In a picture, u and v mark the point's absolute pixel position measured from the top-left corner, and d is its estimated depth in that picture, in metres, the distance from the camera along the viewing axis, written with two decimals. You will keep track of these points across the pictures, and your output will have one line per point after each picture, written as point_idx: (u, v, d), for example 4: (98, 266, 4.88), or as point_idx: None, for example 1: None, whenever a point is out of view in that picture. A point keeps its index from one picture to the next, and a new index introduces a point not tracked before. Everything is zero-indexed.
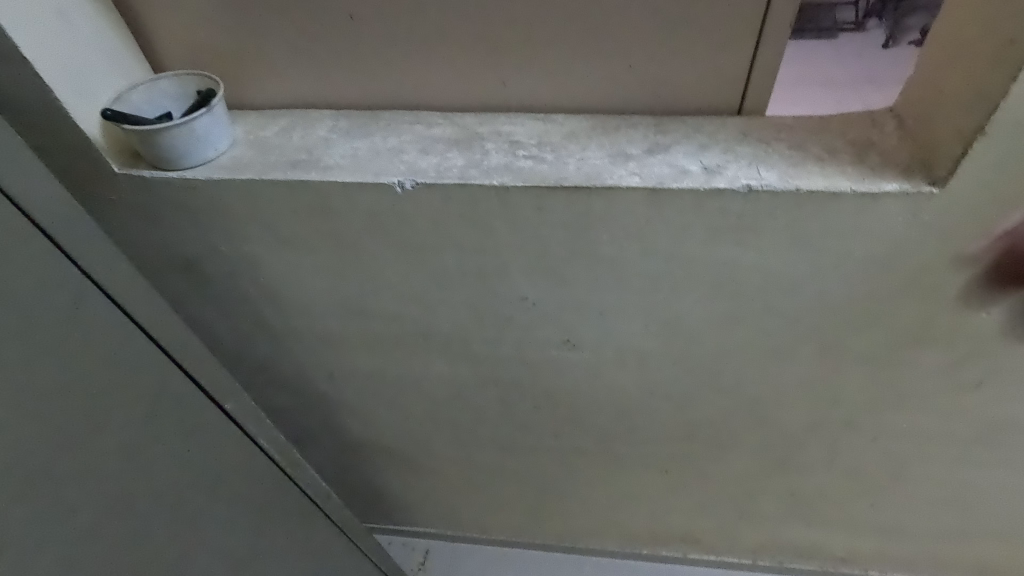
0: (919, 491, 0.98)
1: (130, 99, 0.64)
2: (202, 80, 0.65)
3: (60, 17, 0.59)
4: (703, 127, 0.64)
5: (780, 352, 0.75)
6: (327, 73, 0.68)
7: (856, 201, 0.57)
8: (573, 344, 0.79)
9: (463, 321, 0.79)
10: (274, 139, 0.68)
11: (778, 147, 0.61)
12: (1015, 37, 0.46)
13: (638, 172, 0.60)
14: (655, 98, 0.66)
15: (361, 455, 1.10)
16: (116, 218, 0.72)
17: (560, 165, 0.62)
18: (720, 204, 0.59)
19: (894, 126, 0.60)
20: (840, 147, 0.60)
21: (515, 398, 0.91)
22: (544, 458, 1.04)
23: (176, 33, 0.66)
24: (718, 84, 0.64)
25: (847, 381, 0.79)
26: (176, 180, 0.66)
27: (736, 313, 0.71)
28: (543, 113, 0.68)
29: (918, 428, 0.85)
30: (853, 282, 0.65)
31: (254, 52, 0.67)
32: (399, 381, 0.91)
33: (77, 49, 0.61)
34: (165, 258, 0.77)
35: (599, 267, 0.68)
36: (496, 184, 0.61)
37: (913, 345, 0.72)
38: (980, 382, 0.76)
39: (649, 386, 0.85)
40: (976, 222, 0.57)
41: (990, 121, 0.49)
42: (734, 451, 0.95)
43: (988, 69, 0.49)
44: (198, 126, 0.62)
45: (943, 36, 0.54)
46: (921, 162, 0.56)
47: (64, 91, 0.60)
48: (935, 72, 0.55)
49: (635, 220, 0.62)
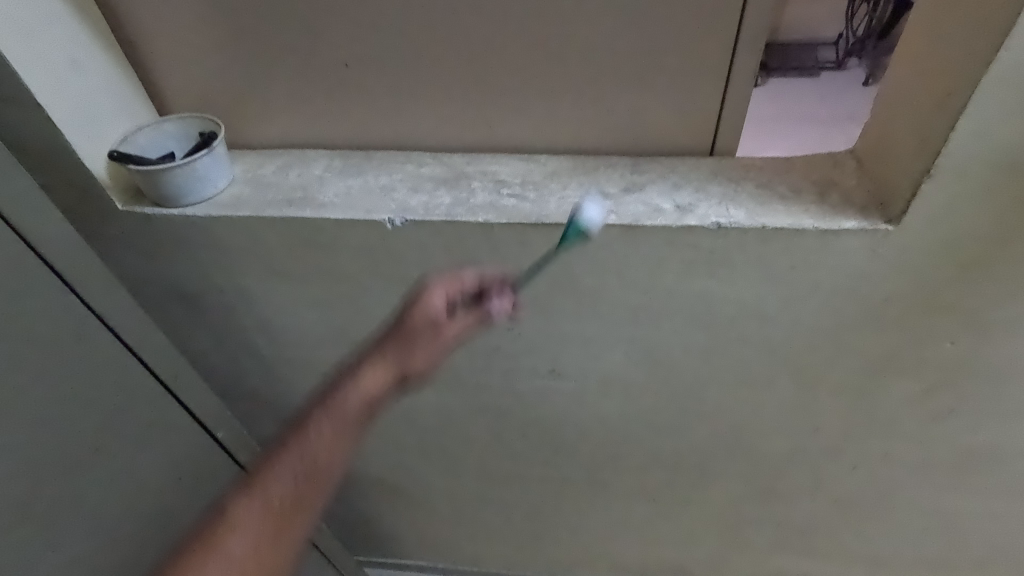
0: (904, 520, 1.00)
1: (136, 141, 0.68)
2: (204, 122, 0.69)
3: (73, 64, 0.64)
4: (676, 168, 0.68)
5: (758, 380, 0.78)
6: (324, 116, 0.72)
7: (819, 237, 0.60)
8: (558, 373, 0.82)
9: (451, 352, 0.81)
10: (271, 178, 0.72)
11: (746, 187, 0.64)
12: (951, 92, 0.50)
13: (614, 210, 0.64)
14: (632, 140, 0.70)
15: (351, 485, 1.10)
16: (117, 253, 0.75)
17: (542, 204, 0.65)
18: (692, 240, 0.62)
19: (853, 168, 0.64)
20: (803, 187, 0.63)
21: (503, 427, 0.93)
22: (533, 488, 1.04)
23: (180, 79, 0.70)
24: (690, 127, 0.68)
25: (824, 410, 0.81)
26: (176, 216, 0.69)
27: (714, 343, 0.74)
28: (526, 154, 0.72)
29: (896, 455, 0.87)
30: (823, 313, 0.68)
31: (254, 97, 0.71)
32: (389, 411, 0.93)
33: (87, 94, 0.65)
34: (163, 290, 0.79)
35: (581, 299, 0.71)
36: (481, 221, 0.65)
37: (884, 374, 0.75)
38: (951, 409, 0.79)
39: (633, 414, 0.87)
40: (932, 258, 0.61)
41: (934, 166, 0.54)
42: (719, 480, 0.97)
43: (929, 119, 0.53)
44: (198, 166, 0.66)
45: (892, 87, 0.59)
46: (877, 201, 0.60)
47: (73, 134, 0.64)
48: (886, 120, 0.60)
49: (613, 255, 0.65)
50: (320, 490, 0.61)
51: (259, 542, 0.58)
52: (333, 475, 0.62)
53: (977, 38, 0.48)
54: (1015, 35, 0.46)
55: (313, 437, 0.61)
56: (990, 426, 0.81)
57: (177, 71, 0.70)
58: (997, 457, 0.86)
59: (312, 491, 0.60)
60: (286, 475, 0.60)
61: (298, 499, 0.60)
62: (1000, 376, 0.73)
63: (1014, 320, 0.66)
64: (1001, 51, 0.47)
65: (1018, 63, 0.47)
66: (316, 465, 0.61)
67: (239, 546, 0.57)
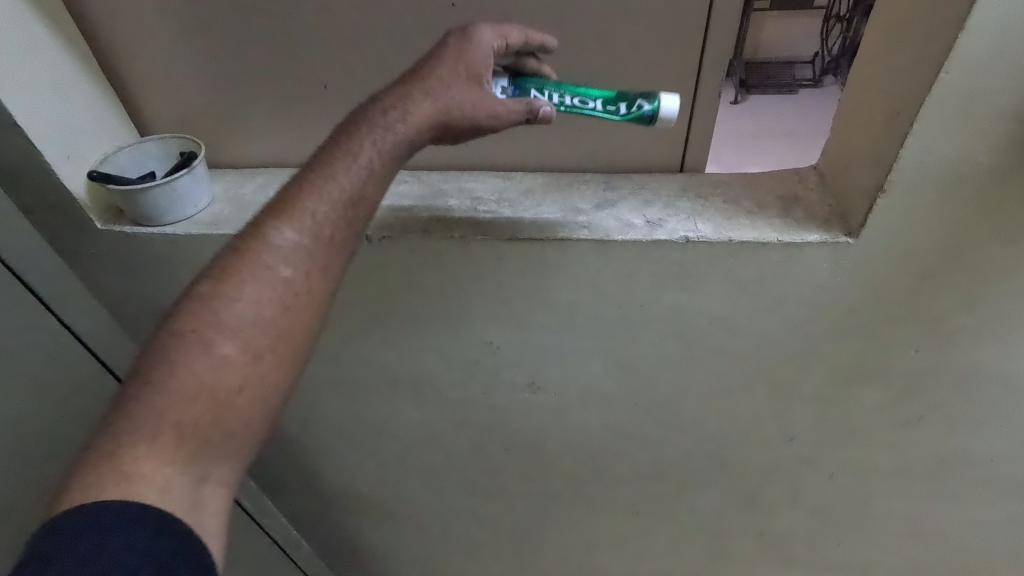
0: (881, 527, 1.01)
1: (116, 161, 0.69)
2: (184, 142, 0.71)
3: (53, 86, 0.64)
4: (647, 184, 0.70)
5: (733, 391, 0.80)
6: (304, 136, 0.74)
7: (783, 250, 0.62)
8: (537, 386, 0.83)
9: (431, 366, 0.82)
10: (251, 197, 0.73)
11: (714, 202, 0.67)
12: (900, 111, 0.53)
13: (587, 225, 0.65)
14: (604, 157, 0.72)
15: (333, 502, 1.10)
16: (96, 271, 0.75)
17: (517, 220, 0.67)
18: (662, 254, 0.64)
19: (816, 183, 0.67)
20: (769, 202, 0.66)
21: (484, 441, 0.93)
22: (516, 502, 1.05)
23: (161, 100, 0.72)
24: (660, 145, 0.71)
25: (799, 419, 0.83)
26: (155, 235, 0.70)
27: (688, 354, 0.75)
28: (503, 172, 0.74)
29: (870, 463, 0.89)
30: (791, 324, 0.70)
31: (235, 118, 0.72)
32: (370, 427, 0.93)
33: (67, 115, 0.66)
34: (142, 308, 0.80)
35: (557, 312, 0.72)
36: (457, 237, 0.66)
37: (854, 382, 0.76)
38: (920, 417, 0.81)
39: (612, 426, 0.88)
40: (892, 268, 0.63)
41: (888, 181, 0.56)
42: (700, 491, 0.98)
43: (882, 137, 0.56)
44: (179, 185, 0.67)
45: (848, 107, 0.61)
46: (838, 215, 0.63)
47: (53, 155, 0.65)
48: (844, 138, 0.62)
49: (586, 269, 0.67)
50: (300, 338, 0.53)
51: (242, 363, 0.51)
52: (333, 272, 0.55)
53: (920, 61, 0.51)
54: (954, 58, 0.48)
55: (319, 211, 0.54)
56: (957, 433, 0.83)
57: (158, 92, 0.71)
58: (966, 463, 0.88)
59: (310, 288, 0.54)
60: (284, 264, 0.53)
61: (292, 325, 0.53)
62: (963, 383, 0.76)
63: (973, 328, 0.69)
64: (942, 73, 0.49)
65: (959, 84, 0.50)
66: (318, 253, 0.54)
67: (232, 340, 0.51)
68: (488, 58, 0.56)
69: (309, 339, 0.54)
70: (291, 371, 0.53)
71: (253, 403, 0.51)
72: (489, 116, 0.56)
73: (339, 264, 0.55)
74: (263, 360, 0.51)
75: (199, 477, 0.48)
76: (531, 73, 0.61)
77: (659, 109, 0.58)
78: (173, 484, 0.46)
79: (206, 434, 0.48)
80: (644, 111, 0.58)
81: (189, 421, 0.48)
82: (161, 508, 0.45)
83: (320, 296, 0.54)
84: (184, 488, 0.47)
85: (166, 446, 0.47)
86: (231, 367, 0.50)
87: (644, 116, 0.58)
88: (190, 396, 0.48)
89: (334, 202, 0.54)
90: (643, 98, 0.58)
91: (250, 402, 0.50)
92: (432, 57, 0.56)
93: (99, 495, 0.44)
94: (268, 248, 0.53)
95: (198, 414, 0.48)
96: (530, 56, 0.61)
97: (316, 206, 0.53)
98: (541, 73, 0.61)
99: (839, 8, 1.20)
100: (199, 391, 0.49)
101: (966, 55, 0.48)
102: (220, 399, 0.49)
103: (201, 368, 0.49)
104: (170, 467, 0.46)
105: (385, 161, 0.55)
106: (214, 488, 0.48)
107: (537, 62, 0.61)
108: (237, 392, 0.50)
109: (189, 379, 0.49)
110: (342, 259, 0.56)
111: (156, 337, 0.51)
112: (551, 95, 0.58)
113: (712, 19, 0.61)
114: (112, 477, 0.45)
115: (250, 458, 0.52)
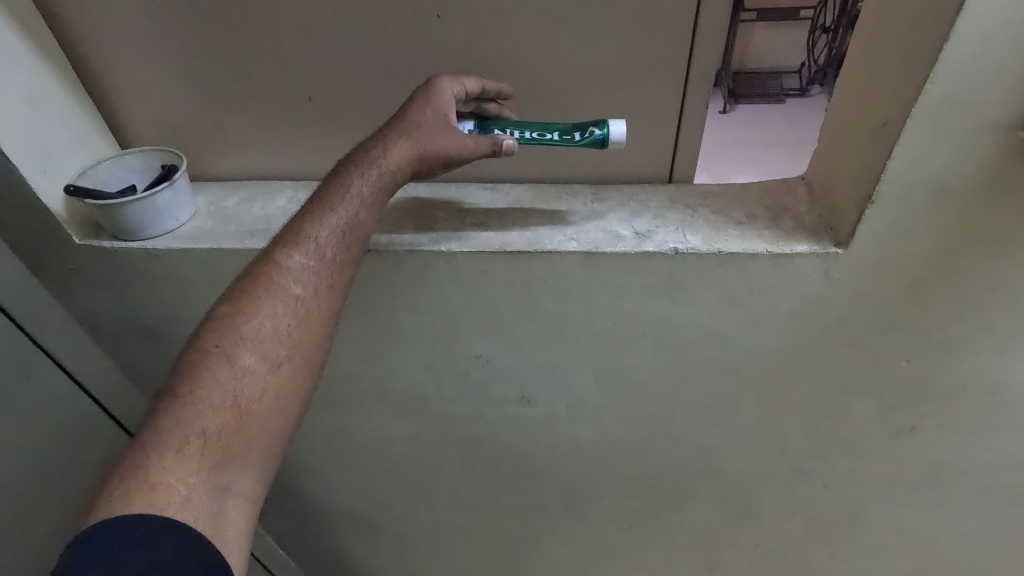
0: (876, 538, 1.00)
1: (95, 174, 0.67)
2: (166, 155, 0.69)
3: (30, 99, 0.63)
4: (636, 196, 0.70)
5: (725, 403, 0.79)
6: (289, 148, 0.73)
7: (773, 261, 0.62)
8: (528, 400, 0.82)
9: (419, 380, 0.80)
10: (234, 210, 0.71)
11: (703, 213, 0.66)
12: (886, 121, 0.53)
13: (575, 238, 0.65)
14: (593, 168, 0.72)
15: (321, 520, 1.07)
16: (74, 287, 0.73)
17: (504, 232, 0.66)
18: (651, 266, 0.64)
19: (804, 194, 0.67)
20: (758, 213, 0.65)
21: (475, 455, 0.92)
22: (508, 517, 1.03)
23: (143, 112, 0.71)
24: (648, 156, 0.70)
25: (792, 430, 0.82)
26: (135, 250, 0.68)
27: (679, 366, 0.74)
28: (491, 184, 0.73)
29: (863, 473, 0.88)
30: (782, 335, 0.69)
31: (218, 130, 0.71)
32: (359, 443, 0.91)
33: (44, 128, 0.64)
34: (122, 325, 0.78)
35: (546, 325, 0.71)
36: (444, 250, 0.65)
37: (845, 393, 0.76)
38: (913, 426, 0.80)
39: (604, 440, 0.87)
40: (882, 279, 0.62)
41: (875, 192, 0.56)
42: (693, 503, 0.97)
43: (869, 148, 0.56)
44: (159, 199, 0.65)
45: (834, 118, 0.61)
46: (827, 225, 0.62)
47: (30, 169, 0.63)
48: (832, 148, 0.62)
49: (576, 281, 0.66)
50: (310, 358, 0.57)
51: (261, 377, 0.54)
52: (337, 292, 0.58)
53: (906, 72, 0.51)
54: (940, 69, 0.48)
55: (324, 236, 0.58)
56: (950, 442, 0.83)
57: (139, 104, 0.70)
58: (960, 473, 0.87)
59: (320, 305, 0.57)
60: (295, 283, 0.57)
61: (303, 340, 0.56)
62: (955, 393, 0.75)
63: (964, 337, 0.68)
64: (927, 84, 0.49)
65: (944, 95, 0.50)
66: (326, 273, 0.57)
67: (252, 356, 0.54)
68: (450, 103, 0.60)
69: (320, 352, 0.57)
70: (306, 382, 0.56)
71: (271, 413, 0.53)
72: (459, 149, 0.60)
73: (345, 283, 0.59)
74: (279, 374, 0.54)
75: (221, 487, 0.50)
76: (492, 118, 0.65)
77: (609, 133, 0.61)
78: (197, 493, 0.48)
79: (228, 443, 0.51)
80: (595, 136, 0.61)
81: (214, 432, 0.50)
82: (185, 518, 0.47)
83: (329, 315, 0.57)
84: (207, 497, 0.49)
85: (192, 457, 0.49)
86: (253, 377, 0.53)
87: (595, 140, 0.61)
88: (214, 408, 0.51)
89: (336, 228, 0.58)
90: (591, 125, 0.61)
91: (270, 409, 0.53)
92: (415, 98, 0.61)
93: (129, 506, 0.46)
94: (279, 269, 0.57)
95: (222, 424, 0.51)
96: (490, 101, 0.65)
97: (319, 231, 0.57)
98: (501, 116, 0.65)
99: (825, 20, 1.22)
100: (221, 404, 0.52)
101: (950, 66, 0.48)
102: (241, 410, 0.52)
103: (224, 382, 0.52)
104: (194, 477, 0.49)
105: (382, 190, 0.59)
106: (235, 497, 0.50)
107: (496, 107, 0.65)
108: (256, 403, 0.53)
109: (215, 389, 0.52)
110: (346, 282, 0.59)
111: (181, 358, 0.54)
112: (508, 133, 0.62)
113: (699, 31, 0.61)
114: (140, 488, 0.47)
115: (269, 470, 0.54)
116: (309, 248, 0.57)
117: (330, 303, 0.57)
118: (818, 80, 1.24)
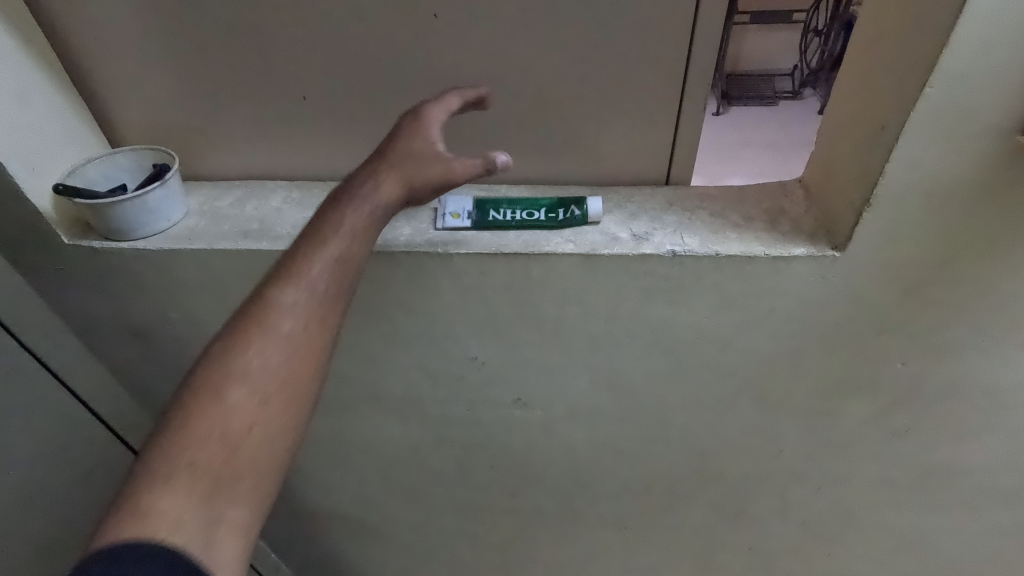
0: (869, 539, 1.00)
1: (85, 173, 0.66)
2: (158, 154, 0.68)
3: (18, 96, 0.62)
4: (633, 197, 0.70)
5: (721, 405, 0.79)
6: (284, 147, 0.72)
7: (770, 264, 0.62)
8: (524, 403, 0.81)
9: (414, 382, 0.80)
10: (227, 210, 0.70)
11: (700, 215, 0.66)
12: (885, 124, 0.53)
13: (573, 239, 0.64)
14: (590, 169, 0.71)
15: (313, 522, 1.06)
16: (62, 288, 0.72)
17: (501, 233, 0.66)
18: (649, 268, 0.63)
19: (801, 196, 0.67)
20: (755, 215, 0.65)
21: (470, 458, 0.91)
22: (502, 519, 1.02)
23: (134, 110, 0.69)
24: (646, 157, 0.70)
25: (786, 432, 0.82)
26: (127, 249, 0.67)
27: (675, 369, 0.74)
28: (488, 185, 0.73)
29: (857, 474, 0.88)
30: (778, 337, 0.69)
31: (211, 129, 0.70)
32: (353, 445, 0.91)
33: (33, 125, 0.63)
34: (112, 326, 0.76)
35: (542, 327, 0.71)
36: (440, 251, 0.64)
37: (841, 395, 0.76)
38: (906, 429, 0.81)
39: (600, 442, 0.86)
40: (879, 282, 0.63)
41: (873, 195, 0.56)
42: (689, 505, 0.96)
43: (867, 151, 0.56)
44: (151, 199, 0.64)
45: (831, 121, 0.61)
46: (824, 228, 0.62)
47: (19, 169, 0.62)
48: (829, 151, 0.62)
49: (573, 283, 0.66)
50: (304, 386, 0.54)
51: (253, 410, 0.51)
52: (329, 325, 0.56)
53: (905, 75, 0.51)
54: (939, 73, 0.48)
55: (315, 270, 0.57)
56: (945, 444, 0.83)
57: (130, 102, 0.69)
58: (953, 475, 0.88)
59: (311, 336, 0.55)
60: (287, 316, 0.55)
61: (294, 371, 0.54)
62: (951, 396, 0.76)
63: (959, 340, 0.69)
64: (927, 87, 0.49)
65: (943, 99, 0.50)
66: (319, 305, 0.56)
67: (241, 387, 0.52)
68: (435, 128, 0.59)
69: (313, 382, 0.54)
70: (299, 414, 0.53)
71: (262, 445, 0.50)
72: (447, 171, 0.58)
73: (336, 317, 0.57)
74: (271, 406, 0.52)
75: (210, 519, 0.46)
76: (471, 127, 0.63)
77: (588, 211, 0.65)
78: (183, 525, 0.45)
79: (216, 475, 0.48)
80: (575, 215, 0.65)
81: (201, 463, 0.48)
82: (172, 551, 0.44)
83: (321, 347, 0.55)
84: (195, 530, 0.45)
85: (179, 488, 0.46)
86: (244, 410, 0.51)
87: (576, 220, 0.65)
88: (202, 441, 0.49)
89: (326, 260, 0.57)
90: (573, 204, 0.66)
91: (260, 440, 0.50)
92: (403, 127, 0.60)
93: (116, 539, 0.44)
94: (272, 303, 0.55)
95: (210, 455, 0.48)
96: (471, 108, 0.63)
97: (308, 265, 0.55)
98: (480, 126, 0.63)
99: (817, 22, 1.23)
100: (211, 437, 0.49)
101: (950, 70, 0.48)
102: (229, 443, 0.49)
103: (213, 415, 0.50)
104: (180, 510, 0.46)
105: (370, 222, 0.58)
106: (227, 529, 0.46)
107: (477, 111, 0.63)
108: (246, 436, 0.50)
109: (204, 422, 0.50)
110: (340, 312, 0.57)
111: (177, 396, 0.52)
112: (499, 215, 0.66)
113: (697, 32, 0.61)
114: (128, 521, 0.45)
115: (265, 504, 0.50)
116: (299, 281, 0.55)
117: (321, 335, 0.55)
118: (811, 82, 1.25)
